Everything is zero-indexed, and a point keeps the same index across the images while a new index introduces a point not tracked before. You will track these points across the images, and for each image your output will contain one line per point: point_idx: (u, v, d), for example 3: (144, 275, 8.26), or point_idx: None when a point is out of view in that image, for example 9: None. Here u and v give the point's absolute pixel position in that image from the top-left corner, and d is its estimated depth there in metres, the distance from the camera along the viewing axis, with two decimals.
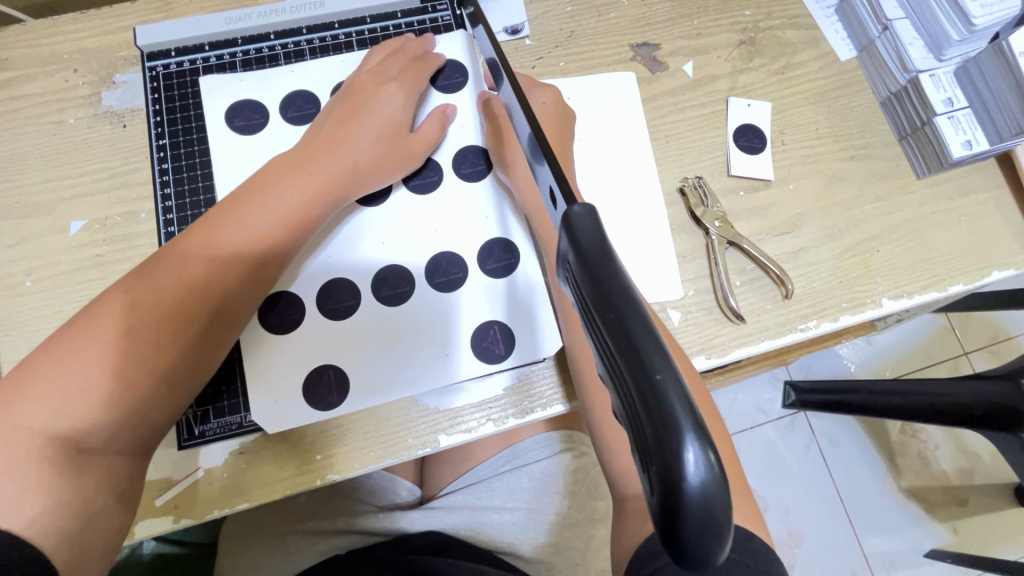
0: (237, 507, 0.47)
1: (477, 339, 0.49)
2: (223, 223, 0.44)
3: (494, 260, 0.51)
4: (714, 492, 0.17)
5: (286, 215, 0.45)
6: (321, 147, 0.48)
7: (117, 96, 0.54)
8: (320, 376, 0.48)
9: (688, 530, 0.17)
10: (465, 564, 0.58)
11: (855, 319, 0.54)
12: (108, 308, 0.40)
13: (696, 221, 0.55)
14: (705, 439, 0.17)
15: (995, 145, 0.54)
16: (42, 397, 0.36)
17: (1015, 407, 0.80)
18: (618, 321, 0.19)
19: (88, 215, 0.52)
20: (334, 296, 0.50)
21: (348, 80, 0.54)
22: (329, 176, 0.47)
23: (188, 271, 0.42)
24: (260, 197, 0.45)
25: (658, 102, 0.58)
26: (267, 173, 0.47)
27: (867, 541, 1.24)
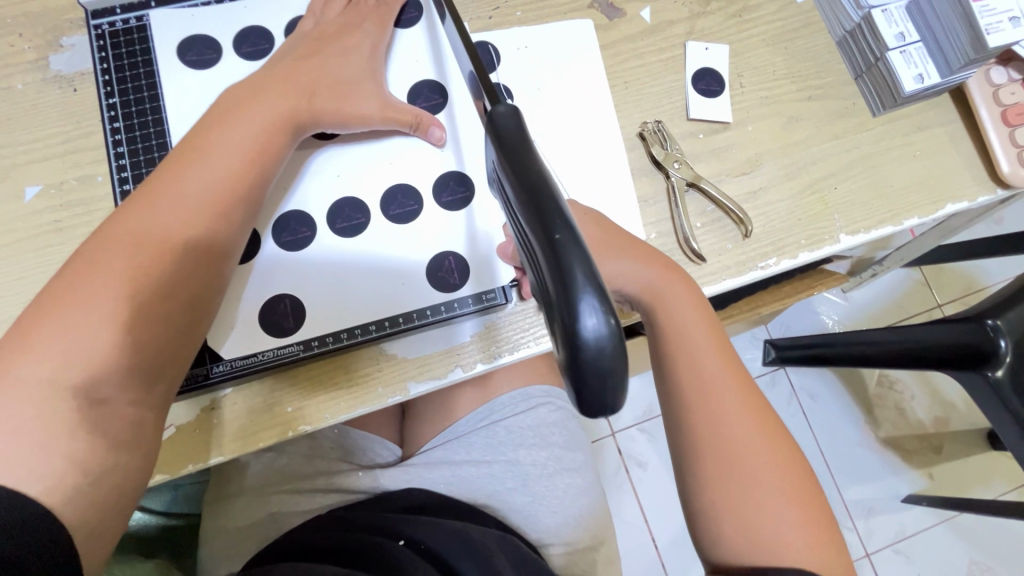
0: (213, 462, 0.47)
1: (433, 268, 0.50)
2: (184, 167, 0.44)
3: (449, 193, 0.52)
4: (613, 347, 0.22)
5: (248, 149, 0.45)
6: (277, 81, 0.48)
7: (65, 59, 0.53)
8: (280, 308, 0.49)
9: (587, 371, 0.22)
10: (449, 523, 0.60)
11: (813, 255, 0.55)
12: (86, 261, 0.40)
13: (657, 165, 0.55)
14: (598, 296, 0.21)
15: (946, 78, 0.55)
16: (43, 352, 0.37)
17: (981, 346, 0.83)
18: (534, 202, 0.23)
19: (43, 181, 0.51)
20: (293, 229, 0.50)
21: (303, 22, 0.53)
22: (288, 110, 0.47)
23: (159, 219, 0.42)
24: (214, 140, 0.45)
25: (616, 49, 0.58)
26: (226, 109, 0.47)
27: (846, 491, 1.27)
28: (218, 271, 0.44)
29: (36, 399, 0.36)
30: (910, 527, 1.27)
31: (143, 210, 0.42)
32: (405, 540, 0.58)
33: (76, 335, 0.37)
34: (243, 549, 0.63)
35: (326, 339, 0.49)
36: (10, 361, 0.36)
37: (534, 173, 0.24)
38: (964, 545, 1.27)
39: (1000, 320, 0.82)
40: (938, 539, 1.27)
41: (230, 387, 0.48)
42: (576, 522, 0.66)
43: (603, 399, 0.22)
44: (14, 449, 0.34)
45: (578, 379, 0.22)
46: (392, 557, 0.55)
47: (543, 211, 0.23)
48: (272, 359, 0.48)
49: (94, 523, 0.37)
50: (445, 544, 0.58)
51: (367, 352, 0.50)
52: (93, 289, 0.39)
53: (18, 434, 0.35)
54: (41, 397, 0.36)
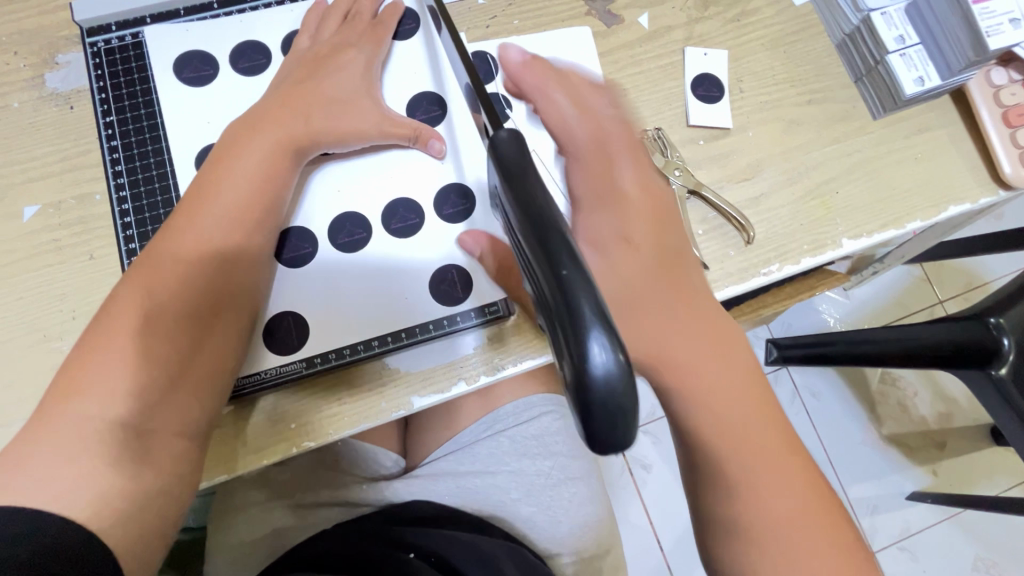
0: (218, 480, 0.47)
1: (436, 282, 0.50)
2: (197, 201, 0.45)
3: (450, 205, 0.51)
4: (623, 382, 0.22)
5: (255, 177, 0.46)
6: (278, 106, 0.48)
7: (62, 77, 0.53)
8: (282, 325, 0.49)
9: (596, 411, 0.22)
10: (458, 535, 0.59)
11: (816, 260, 0.55)
12: (114, 305, 0.41)
13: (658, 173, 0.55)
14: (605, 333, 0.22)
15: (947, 80, 0.55)
16: (85, 395, 0.38)
17: (983, 343, 0.82)
18: (541, 235, 0.24)
19: (42, 200, 0.51)
20: (294, 245, 0.50)
21: (298, 38, 0.52)
22: (291, 135, 0.47)
23: (180, 251, 0.43)
24: (225, 170, 0.46)
25: (614, 56, 0.58)
26: (234, 137, 0.47)
27: (851, 488, 1.27)
28: (243, 299, 0.45)
29: (83, 438, 0.37)
30: (915, 525, 1.26)
31: (164, 245, 0.43)
32: (413, 551, 0.58)
33: (118, 373, 0.39)
34: (249, 565, 0.62)
35: (330, 355, 0.49)
36: (57, 406, 0.38)
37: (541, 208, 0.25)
38: (969, 541, 1.27)
39: (1003, 318, 0.82)
40: (942, 535, 1.27)
41: (233, 404, 0.48)
42: (582, 529, 0.66)
43: (616, 434, 0.22)
44: (63, 482, 0.36)
45: (589, 419, 0.23)
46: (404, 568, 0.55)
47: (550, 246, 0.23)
48: (276, 377, 0.48)
49: (143, 549, 0.38)
50: (455, 554, 0.58)
51: (369, 366, 0.49)
52: (123, 331, 0.40)
53: (64, 470, 0.36)
54: (90, 436, 0.37)
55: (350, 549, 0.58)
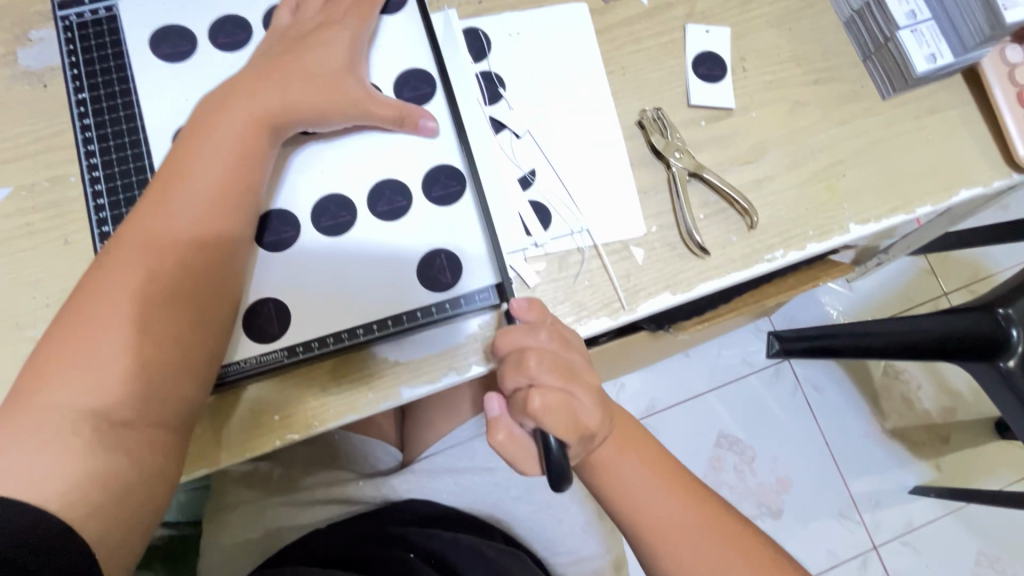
0: (201, 473, 0.46)
1: (424, 266, 0.48)
2: (168, 181, 0.42)
3: (440, 187, 0.49)
4: (562, 458, 0.41)
5: (227, 153, 0.43)
6: (252, 82, 0.45)
7: (35, 54, 0.51)
8: (263, 312, 0.46)
9: (553, 471, 0.41)
10: (459, 539, 0.58)
11: (822, 246, 0.53)
12: (83, 291, 0.39)
13: (657, 155, 0.53)
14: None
15: (959, 57, 0.53)
16: (56, 384, 0.37)
17: (990, 334, 0.79)
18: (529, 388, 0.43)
19: (13, 182, 0.49)
20: (276, 229, 0.48)
21: (278, 14, 0.50)
22: (265, 109, 0.45)
23: (151, 235, 0.41)
24: (197, 150, 0.43)
25: (613, 33, 0.55)
26: (208, 113, 0.44)
27: (854, 483, 1.25)
28: (222, 284, 0.42)
29: (51, 429, 0.36)
30: (917, 520, 1.25)
31: (135, 227, 0.41)
32: (415, 552, 0.57)
33: (85, 367, 0.37)
34: (241, 563, 0.61)
35: (311, 344, 0.46)
36: (30, 396, 0.37)
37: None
38: (973, 536, 1.25)
39: (1012, 309, 0.78)
40: (945, 530, 1.25)
41: (215, 395, 0.46)
42: (583, 528, 0.65)
43: (556, 488, 0.41)
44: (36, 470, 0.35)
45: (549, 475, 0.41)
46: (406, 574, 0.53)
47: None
48: (256, 366, 0.46)
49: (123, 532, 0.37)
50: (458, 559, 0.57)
51: (358, 354, 0.48)
52: (92, 317, 0.38)
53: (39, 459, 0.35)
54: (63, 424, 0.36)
55: (351, 553, 0.57)
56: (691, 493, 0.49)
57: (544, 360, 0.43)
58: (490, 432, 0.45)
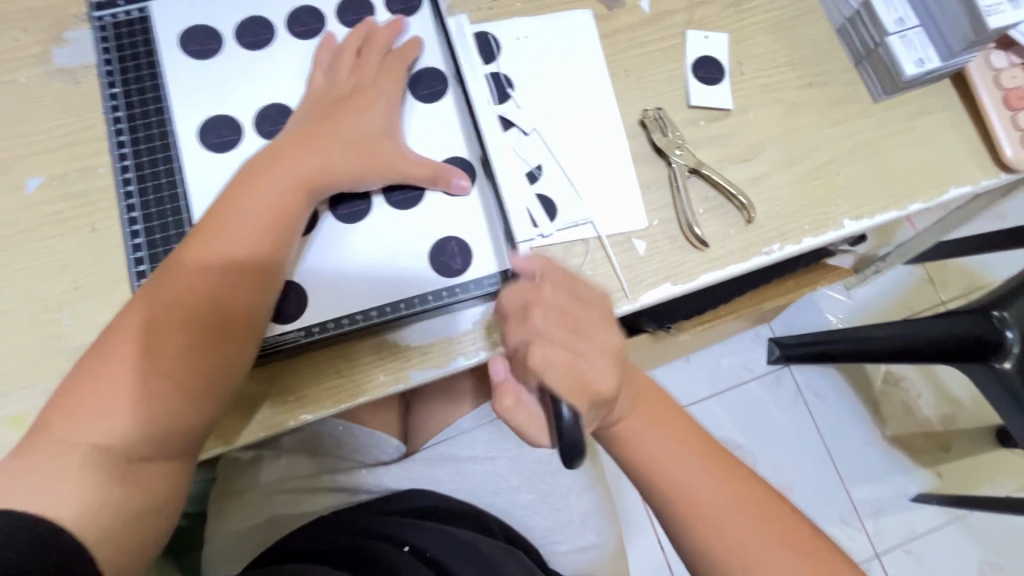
0: (213, 453, 0.48)
1: (433, 251, 0.50)
2: (208, 234, 0.44)
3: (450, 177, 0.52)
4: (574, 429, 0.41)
5: (266, 213, 0.45)
6: (292, 143, 0.47)
7: (69, 53, 0.53)
8: (284, 295, 0.48)
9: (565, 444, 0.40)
10: (453, 531, 0.58)
11: (818, 241, 0.55)
12: (122, 329, 0.42)
13: (659, 152, 0.55)
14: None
15: (946, 62, 0.55)
16: (88, 419, 0.40)
17: (987, 337, 0.80)
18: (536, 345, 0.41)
19: (45, 172, 0.51)
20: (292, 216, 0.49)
21: (314, 77, 0.52)
22: (306, 174, 0.46)
23: (186, 284, 0.43)
24: (235, 206, 0.45)
25: (616, 38, 0.58)
26: (249, 167, 0.47)
27: (855, 490, 1.25)
28: (245, 331, 0.44)
29: (75, 454, 0.39)
30: (919, 527, 1.25)
31: (171, 275, 0.43)
32: (409, 546, 0.57)
33: (117, 400, 0.40)
34: (243, 551, 0.62)
35: (327, 324, 0.48)
36: (58, 426, 0.40)
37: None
38: (976, 544, 1.25)
39: (1007, 311, 0.80)
40: (948, 538, 1.25)
41: None
42: (582, 519, 0.66)
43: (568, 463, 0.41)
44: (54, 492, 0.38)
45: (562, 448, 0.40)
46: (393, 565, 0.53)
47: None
48: (274, 345, 0.48)
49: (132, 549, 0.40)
50: (449, 554, 0.56)
51: (370, 338, 0.50)
52: (129, 360, 0.41)
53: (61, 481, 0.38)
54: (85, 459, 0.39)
55: (343, 543, 0.57)
56: (719, 463, 0.50)
57: (550, 315, 0.44)
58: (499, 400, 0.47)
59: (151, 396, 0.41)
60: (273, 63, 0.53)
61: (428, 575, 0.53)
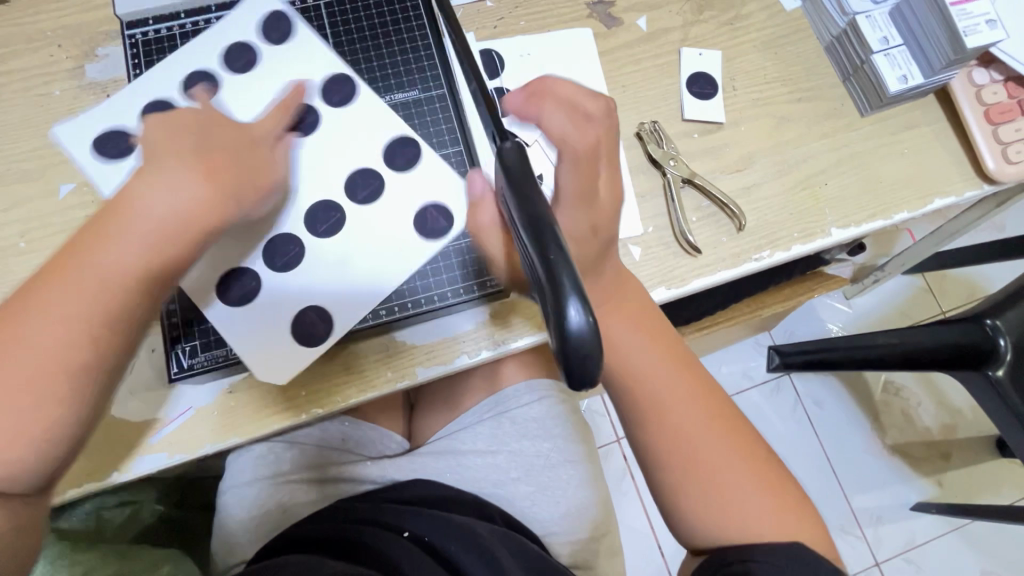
0: (228, 442, 0.51)
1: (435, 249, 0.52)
2: (90, 258, 0.40)
3: None
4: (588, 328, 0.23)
5: (150, 248, 0.40)
6: (164, 165, 0.41)
7: (100, 68, 0.57)
8: (306, 319, 0.48)
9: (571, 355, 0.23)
10: (452, 518, 0.61)
11: (806, 248, 0.58)
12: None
13: (654, 163, 0.58)
14: (581, 298, 0.23)
15: (929, 78, 0.58)
16: None
17: (982, 344, 0.83)
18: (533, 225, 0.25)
19: (76, 179, 0.55)
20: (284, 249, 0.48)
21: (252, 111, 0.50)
22: (200, 212, 0.41)
23: (58, 316, 0.39)
24: (111, 236, 0.40)
25: (614, 55, 0.61)
26: (134, 179, 0.41)
27: (854, 498, 1.26)
28: (109, 376, 0.41)
29: None
30: (920, 536, 1.25)
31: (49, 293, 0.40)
32: (408, 533, 0.59)
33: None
34: (253, 540, 0.64)
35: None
36: None
37: (535, 211, 0.25)
38: (976, 554, 1.25)
39: (999, 320, 0.83)
40: (948, 548, 1.25)
41: (249, 371, 0.52)
42: (580, 512, 0.67)
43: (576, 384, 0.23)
44: None
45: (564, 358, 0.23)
46: (390, 552, 0.56)
47: (543, 237, 0.24)
48: None
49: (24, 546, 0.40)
50: (445, 538, 0.59)
51: (378, 335, 0.53)
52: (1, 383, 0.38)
53: None
54: None
55: (344, 531, 0.59)
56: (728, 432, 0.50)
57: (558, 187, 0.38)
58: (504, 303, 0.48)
59: (21, 439, 0.39)
60: None
61: (424, 561, 0.55)
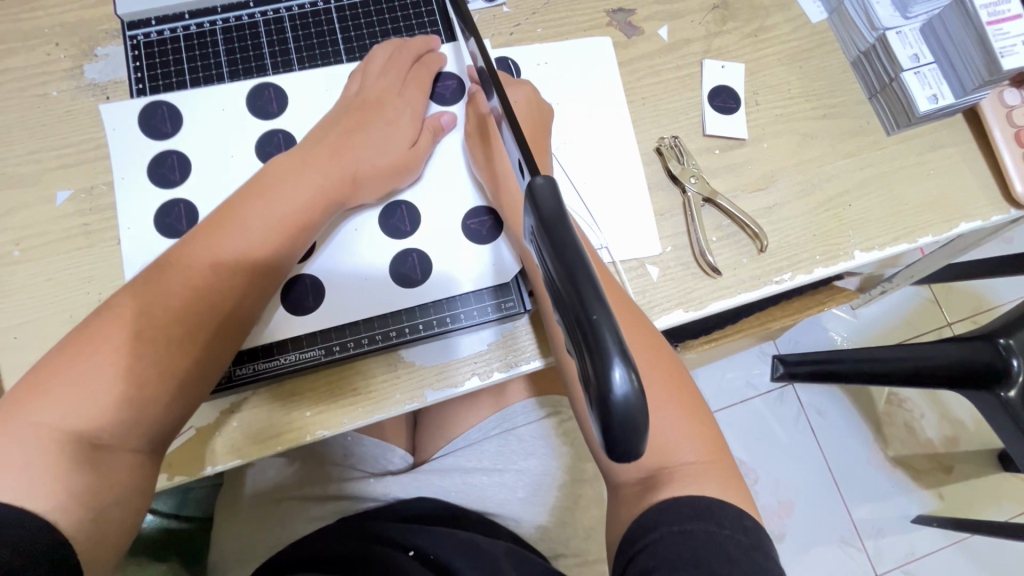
0: (229, 464, 0.49)
1: (466, 219, 0.53)
2: (212, 232, 0.45)
3: (475, 218, 0.53)
4: (635, 396, 0.22)
5: (282, 218, 0.46)
6: (323, 149, 0.49)
7: (100, 68, 0.55)
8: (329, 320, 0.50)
9: (615, 428, 0.22)
10: (459, 534, 0.60)
11: (828, 271, 0.56)
12: (117, 311, 0.41)
13: (673, 179, 0.56)
14: (625, 358, 0.21)
15: (959, 98, 0.56)
16: (56, 403, 0.38)
17: (990, 365, 0.79)
18: (568, 281, 0.23)
19: (74, 185, 0.52)
20: (400, 264, 0.51)
21: (348, 84, 0.54)
22: (332, 186, 0.48)
23: (184, 270, 0.43)
24: (257, 201, 0.46)
25: (634, 65, 0.59)
26: (272, 169, 0.48)
27: (856, 510, 1.25)
28: (236, 332, 0.45)
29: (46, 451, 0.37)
30: (920, 549, 1.24)
31: (181, 255, 0.44)
32: (414, 550, 0.58)
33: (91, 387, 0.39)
34: (250, 557, 0.63)
35: (345, 330, 0.50)
36: (17, 408, 0.38)
37: (572, 260, 0.24)
38: (975, 568, 1.24)
39: (1012, 339, 0.78)
40: (948, 561, 1.24)
41: (252, 390, 0.50)
42: (583, 531, 0.67)
43: (619, 459, 0.22)
44: (18, 483, 0.35)
45: (607, 431, 0.22)
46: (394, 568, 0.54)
47: (581, 291, 0.23)
48: (294, 363, 0.49)
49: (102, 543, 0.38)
50: (453, 554, 0.58)
51: (385, 356, 0.51)
52: (120, 346, 0.40)
53: (22, 468, 0.36)
54: (47, 443, 0.37)
55: (348, 548, 0.57)
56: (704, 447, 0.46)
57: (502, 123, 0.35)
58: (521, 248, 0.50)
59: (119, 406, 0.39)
60: (303, 82, 0.54)
61: None
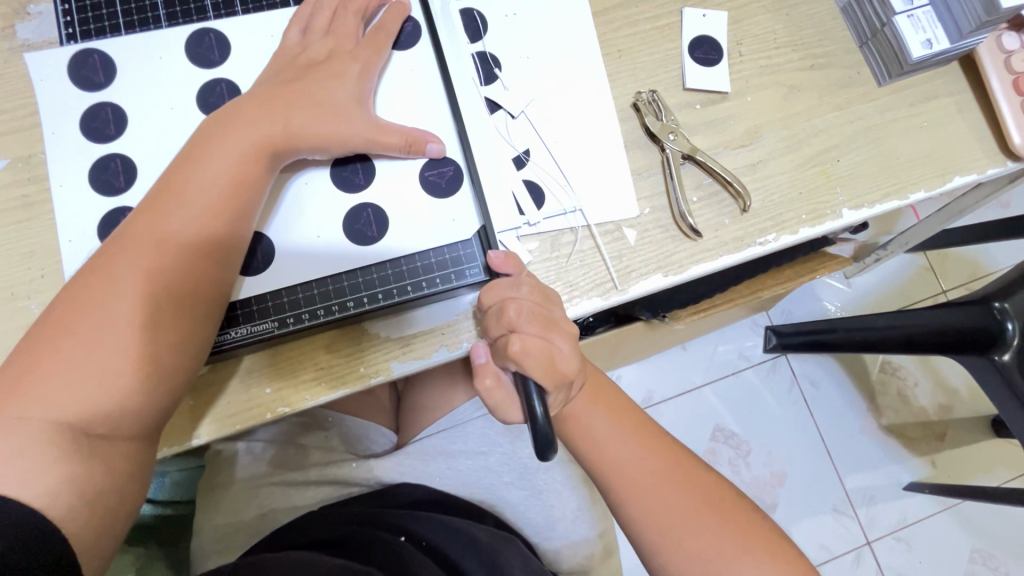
0: (189, 445, 0.47)
1: (425, 171, 0.50)
2: (157, 208, 0.42)
3: (435, 171, 0.50)
4: (547, 425, 0.41)
5: (221, 180, 0.43)
6: (255, 107, 0.45)
7: (33, 27, 0.50)
8: (280, 287, 0.47)
9: (537, 441, 0.40)
10: (451, 523, 0.58)
11: (815, 230, 0.53)
12: (74, 304, 0.39)
13: (651, 137, 0.53)
14: (540, 399, 0.42)
15: (956, 44, 0.53)
16: (35, 402, 0.37)
17: (987, 328, 0.76)
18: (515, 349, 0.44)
19: (9, 153, 0.48)
20: (355, 219, 0.48)
21: (288, 28, 0.49)
22: (269, 138, 0.44)
23: (135, 252, 0.40)
24: (194, 168, 0.43)
25: (609, 15, 0.55)
26: (205, 131, 0.44)
27: (848, 479, 1.25)
28: (204, 302, 0.42)
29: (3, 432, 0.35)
30: (911, 516, 1.24)
31: (132, 238, 0.41)
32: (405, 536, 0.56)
33: (68, 383, 0.37)
34: (230, 544, 0.61)
35: (296, 289, 0.47)
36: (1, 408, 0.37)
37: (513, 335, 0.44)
38: (966, 532, 1.25)
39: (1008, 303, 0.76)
40: (938, 527, 1.24)
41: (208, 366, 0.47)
42: (568, 509, 0.66)
43: (542, 457, 0.40)
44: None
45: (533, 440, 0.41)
46: (391, 549, 0.52)
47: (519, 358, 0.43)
48: (247, 336, 0.47)
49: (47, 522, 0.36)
50: (446, 540, 0.57)
51: (349, 330, 0.49)
52: (87, 340, 0.38)
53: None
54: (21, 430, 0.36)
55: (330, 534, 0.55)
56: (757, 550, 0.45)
57: (525, 313, 0.44)
58: (478, 378, 0.47)
59: (96, 394, 0.38)
60: (247, 31, 0.50)
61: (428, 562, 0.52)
